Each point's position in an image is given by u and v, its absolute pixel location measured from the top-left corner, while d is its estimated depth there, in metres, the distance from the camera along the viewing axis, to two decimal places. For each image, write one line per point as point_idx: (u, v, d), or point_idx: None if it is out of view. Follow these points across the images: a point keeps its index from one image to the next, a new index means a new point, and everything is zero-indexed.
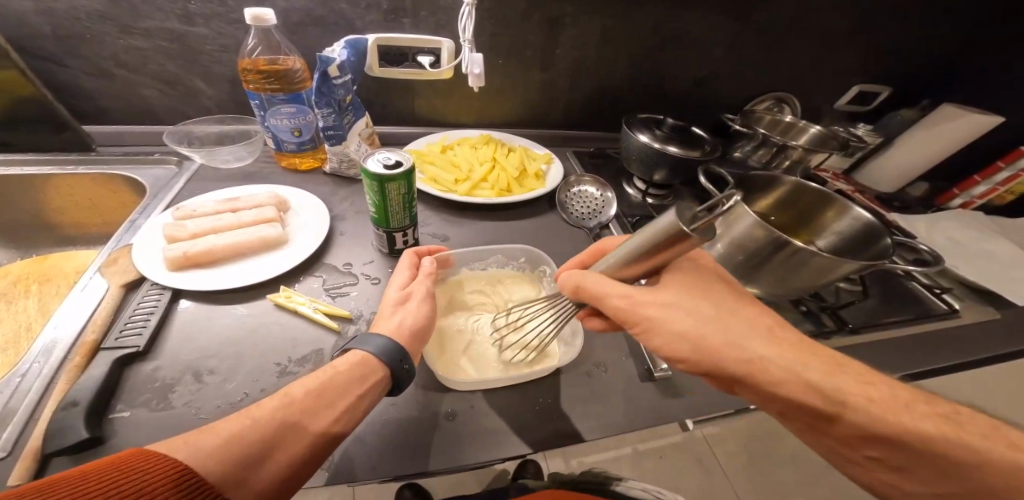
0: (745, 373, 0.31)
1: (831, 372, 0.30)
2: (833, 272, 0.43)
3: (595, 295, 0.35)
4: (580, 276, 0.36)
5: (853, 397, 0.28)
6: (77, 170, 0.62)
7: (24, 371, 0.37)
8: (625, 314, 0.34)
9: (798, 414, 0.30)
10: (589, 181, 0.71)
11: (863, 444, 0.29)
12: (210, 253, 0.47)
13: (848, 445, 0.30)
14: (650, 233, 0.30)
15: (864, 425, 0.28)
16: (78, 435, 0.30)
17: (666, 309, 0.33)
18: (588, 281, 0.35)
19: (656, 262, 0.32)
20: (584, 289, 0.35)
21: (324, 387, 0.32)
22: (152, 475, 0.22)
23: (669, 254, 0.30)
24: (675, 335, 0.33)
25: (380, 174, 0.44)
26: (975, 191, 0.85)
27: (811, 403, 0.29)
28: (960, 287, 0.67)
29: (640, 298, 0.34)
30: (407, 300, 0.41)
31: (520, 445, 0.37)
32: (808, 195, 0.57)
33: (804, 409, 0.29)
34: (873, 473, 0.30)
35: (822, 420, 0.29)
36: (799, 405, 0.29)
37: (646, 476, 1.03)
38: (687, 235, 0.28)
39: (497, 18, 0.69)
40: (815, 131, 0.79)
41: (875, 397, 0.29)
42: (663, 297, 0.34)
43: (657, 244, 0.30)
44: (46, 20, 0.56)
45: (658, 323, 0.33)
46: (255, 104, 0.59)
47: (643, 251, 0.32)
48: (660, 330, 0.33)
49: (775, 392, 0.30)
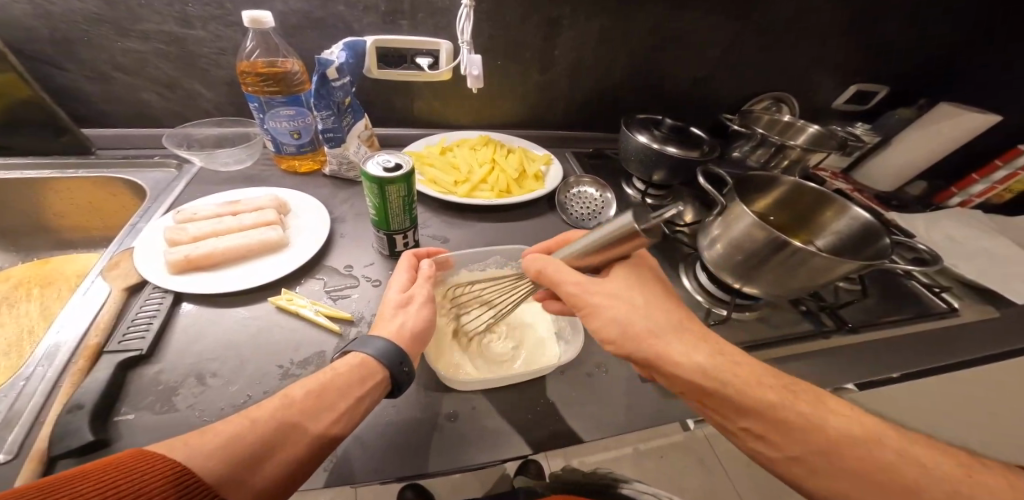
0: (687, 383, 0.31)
1: (716, 355, 0.32)
2: (832, 272, 0.44)
3: (553, 280, 0.37)
4: (543, 263, 0.38)
5: (734, 377, 0.30)
6: (77, 173, 0.62)
7: (28, 374, 0.37)
8: (573, 299, 0.36)
9: (693, 394, 0.31)
10: (589, 182, 0.72)
11: (739, 418, 0.30)
12: (212, 256, 0.47)
13: (726, 419, 0.31)
14: (610, 230, 0.34)
15: (737, 403, 0.30)
16: (84, 438, 0.31)
17: (608, 297, 0.35)
18: (549, 267, 0.37)
19: (609, 255, 0.35)
20: (545, 275, 0.38)
21: (324, 387, 0.32)
22: (152, 475, 0.22)
23: (621, 248, 0.34)
24: (608, 320, 0.34)
25: (379, 176, 0.44)
26: (973, 190, 0.85)
27: (695, 381, 0.31)
28: (959, 286, 0.67)
29: (589, 285, 0.36)
30: (408, 302, 0.42)
31: (520, 446, 0.37)
32: (807, 196, 0.57)
33: (697, 389, 0.31)
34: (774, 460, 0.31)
35: (709, 399, 0.31)
36: (688, 383, 0.31)
37: (648, 476, 1.03)
38: (637, 232, 0.32)
39: (496, 20, 0.69)
40: (813, 131, 0.79)
41: (747, 377, 0.30)
42: (608, 287, 0.36)
43: (613, 239, 0.34)
44: (44, 23, 0.56)
45: (600, 309, 0.35)
46: (255, 107, 0.59)
47: (598, 244, 0.34)
48: (598, 314, 0.35)
49: (678, 373, 0.31)
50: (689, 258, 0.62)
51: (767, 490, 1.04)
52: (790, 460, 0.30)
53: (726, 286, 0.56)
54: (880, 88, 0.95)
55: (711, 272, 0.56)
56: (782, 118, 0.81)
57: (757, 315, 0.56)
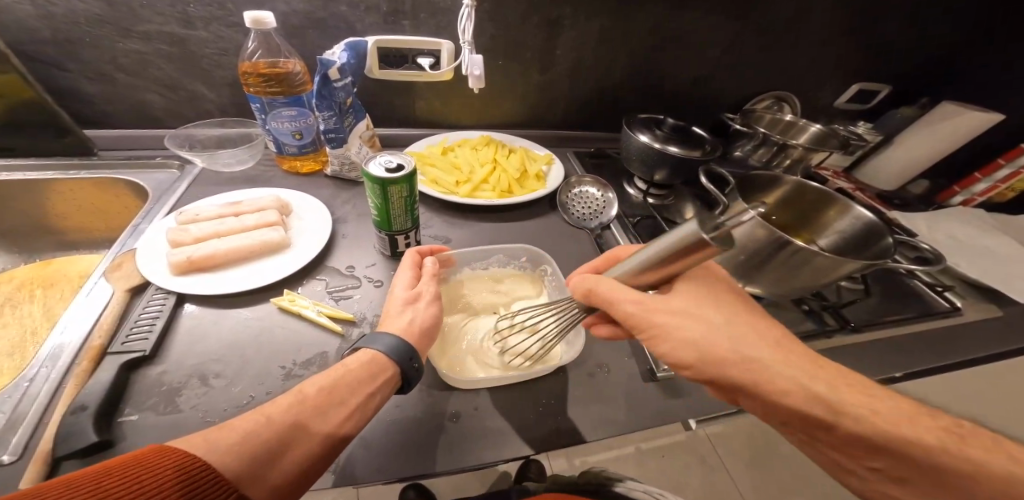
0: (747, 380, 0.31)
1: (835, 384, 0.29)
2: (836, 271, 0.43)
3: (607, 300, 0.36)
4: (593, 282, 0.37)
5: (860, 409, 0.28)
6: (79, 174, 0.62)
7: (32, 375, 0.37)
8: (634, 320, 0.35)
9: (798, 421, 0.30)
10: (591, 181, 0.72)
11: (836, 438, 0.29)
12: (214, 257, 0.47)
13: (845, 452, 0.30)
14: (663, 244, 0.31)
15: (864, 436, 0.28)
16: (89, 439, 0.31)
17: (677, 316, 0.34)
18: (601, 287, 0.36)
19: (666, 271, 0.32)
20: (597, 294, 0.37)
21: (335, 384, 0.32)
22: (172, 469, 0.22)
23: (677, 264, 0.31)
24: (683, 341, 0.33)
25: (382, 177, 0.44)
26: (975, 189, 0.85)
27: (795, 403, 0.29)
28: (962, 285, 0.67)
29: (651, 304, 0.35)
30: (416, 299, 0.41)
31: (523, 446, 0.37)
32: (809, 195, 0.57)
33: (802, 418, 0.29)
34: (875, 486, 0.30)
35: (821, 429, 0.29)
36: (794, 411, 0.29)
37: (649, 475, 1.03)
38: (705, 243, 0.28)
39: (497, 20, 0.69)
40: (815, 130, 0.79)
41: (882, 410, 0.28)
42: (673, 304, 0.35)
43: (669, 255, 0.31)
44: (46, 24, 0.56)
45: (669, 329, 0.34)
46: (257, 108, 0.59)
47: (654, 260, 0.32)
48: (668, 337, 0.34)
49: (766, 391, 0.30)
50: None
51: (769, 490, 1.04)
52: (886, 481, 0.29)
53: (728, 286, 0.56)
54: (881, 87, 0.94)
55: None
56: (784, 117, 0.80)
57: None
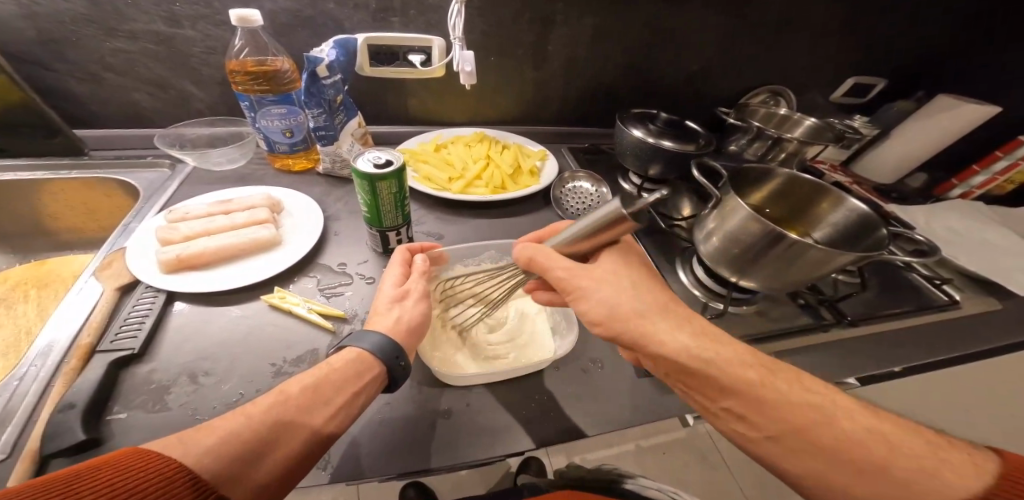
0: (637, 337, 0.32)
1: (701, 335, 0.32)
2: (829, 264, 0.43)
3: (542, 266, 0.37)
4: (532, 250, 0.38)
5: (711, 354, 0.30)
6: (71, 175, 0.62)
7: (22, 374, 0.37)
8: (562, 284, 0.36)
9: (676, 373, 0.31)
10: (584, 177, 0.73)
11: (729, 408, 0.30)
12: (202, 255, 0.47)
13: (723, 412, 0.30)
14: (597, 216, 0.33)
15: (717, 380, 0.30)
16: (76, 437, 0.31)
17: (598, 282, 0.35)
18: (538, 255, 0.38)
19: (599, 240, 0.34)
20: (535, 262, 0.38)
21: (319, 384, 0.32)
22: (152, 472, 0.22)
23: (609, 234, 0.34)
24: (597, 303, 0.34)
25: (370, 173, 0.44)
26: (973, 182, 0.84)
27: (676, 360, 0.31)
28: (961, 278, 0.67)
29: (576, 271, 0.36)
30: (405, 297, 0.41)
31: (517, 443, 0.37)
32: (803, 188, 0.56)
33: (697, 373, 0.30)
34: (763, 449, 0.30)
35: (692, 378, 0.31)
36: (671, 361, 0.31)
37: (649, 472, 1.03)
38: (625, 217, 0.31)
39: (488, 17, 0.69)
40: (809, 124, 0.78)
41: (729, 356, 0.30)
42: (597, 272, 0.35)
43: (602, 225, 0.33)
44: (32, 24, 0.56)
45: (589, 293, 0.35)
46: (246, 106, 0.59)
47: (586, 229, 0.34)
48: (589, 298, 0.35)
49: (656, 351, 0.32)
50: (685, 252, 0.62)
51: (772, 485, 1.04)
52: (756, 435, 0.29)
53: (722, 280, 0.55)
54: (875, 81, 0.93)
55: (707, 267, 0.56)
56: (778, 111, 0.80)
57: (756, 308, 0.56)
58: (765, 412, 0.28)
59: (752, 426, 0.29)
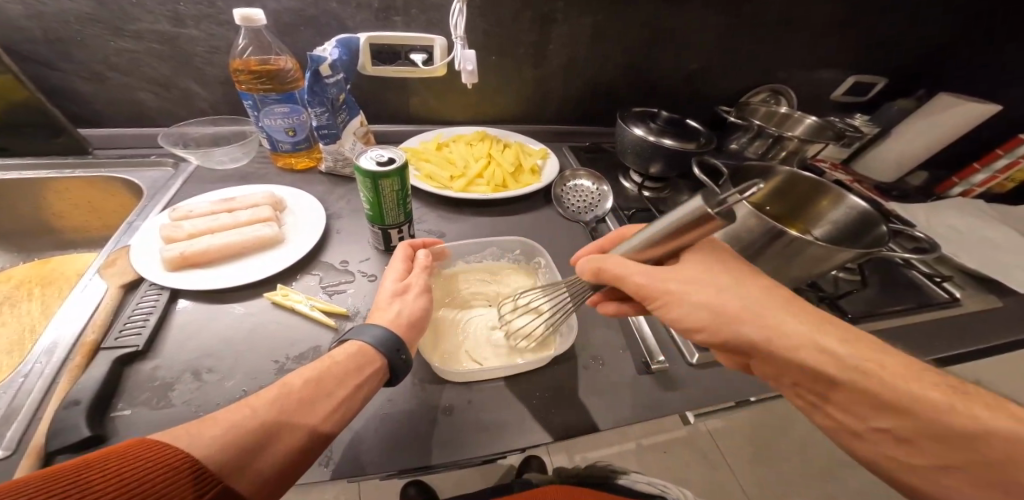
0: (761, 337, 0.30)
1: (853, 342, 0.29)
2: (831, 260, 0.43)
3: (615, 274, 0.37)
4: (600, 260, 0.38)
5: (865, 364, 0.28)
6: (74, 174, 0.62)
7: (27, 371, 0.37)
8: (643, 290, 0.36)
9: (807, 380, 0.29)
10: (584, 175, 0.73)
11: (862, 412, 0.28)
12: (207, 253, 0.47)
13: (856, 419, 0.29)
14: (674, 217, 0.32)
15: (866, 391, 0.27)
16: (81, 433, 0.31)
17: (686, 284, 0.34)
18: (608, 264, 0.37)
19: (683, 242, 0.33)
20: (605, 272, 0.37)
21: (322, 377, 0.32)
22: (160, 462, 0.23)
23: (690, 236, 0.32)
24: (693, 306, 0.33)
25: (373, 171, 0.44)
26: (974, 180, 0.84)
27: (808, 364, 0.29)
28: (962, 276, 0.67)
29: (660, 275, 0.35)
30: (405, 291, 0.41)
31: (520, 439, 0.38)
32: (802, 185, 0.56)
33: (818, 377, 0.29)
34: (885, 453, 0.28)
35: (811, 382, 0.29)
36: (798, 366, 0.29)
37: (651, 471, 1.03)
38: (712, 217, 0.29)
39: (490, 16, 0.69)
40: (810, 122, 0.78)
41: (895, 369, 0.27)
42: (685, 273, 0.35)
43: (681, 227, 0.31)
44: (37, 24, 0.56)
45: (680, 296, 0.34)
46: (249, 105, 0.59)
47: (664, 234, 0.33)
48: (680, 303, 0.34)
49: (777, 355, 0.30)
50: None
51: (772, 483, 1.04)
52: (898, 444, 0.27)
53: None
54: (875, 80, 0.93)
55: None
56: (778, 110, 0.81)
57: None
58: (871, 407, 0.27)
59: (890, 432, 0.27)
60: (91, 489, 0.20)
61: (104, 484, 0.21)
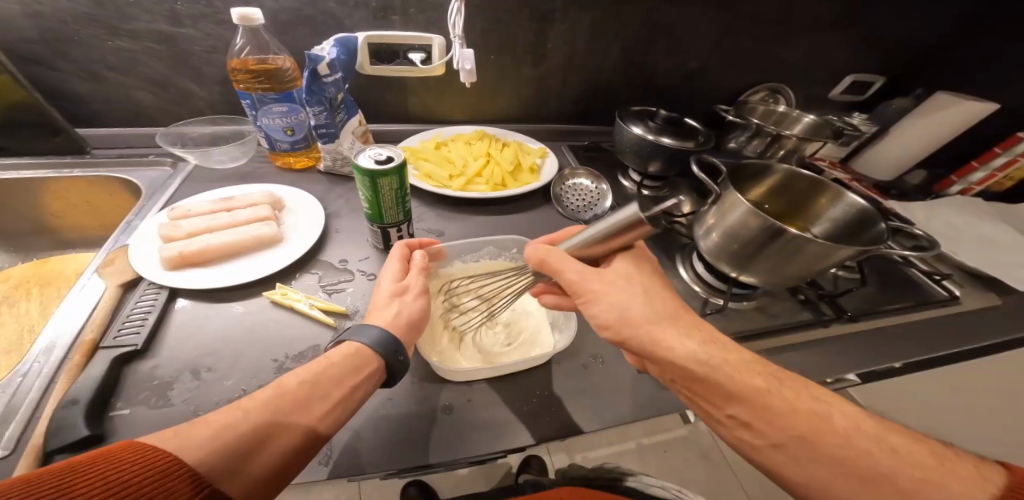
0: (649, 346, 0.32)
1: (709, 343, 0.32)
2: (829, 258, 0.43)
3: (554, 268, 0.37)
4: (545, 252, 0.38)
5: (723, 362, 0.31)
6: (73, 174, 0.62)
7: (25, 370, 0.37)
8: (574, 287, 0.36)
9: (702, 389, 0.31)
10: (584, 174, 0.72)
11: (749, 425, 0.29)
12: (206, 252, 0.47)
13: (741, 426, 0.30)
14: (617, 217, 0.34)
15: (732, 386, 0.30)
16: (80, 433, 0.31)
17: (610, 285, 0.35)
18: (551, 257, 0.37)
19: (616, 243, 0.35)
20: (546, 264, 0.37)
21: (317, 378, 0.32)
22: (150, 462, 0.23)
23: (626, 235, 0.34)
24: (611, 305, 0.34)
25: (371, 170, 0.44)
26: (973, 178, 0.85)
27: (688, 368, 0.31)
28: (960, 273, 0.67)
29: (590, 275, 0.36)
30: (404, 292, 0.41)
31: (519, 437, 0.38)
32: (801, 183, 0.56)
33: (705, 384, 0.30)
34: (771, 462, 0.29)
35: (698, 385, 0.31)
36: (682, 368, 0.31)
37: (651, 470, 1.03)
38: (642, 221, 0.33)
39: (488, 15, 0.69)
40: (809, 120, 0.78)
41: (732, 362, 0.31)
42: (609, 276, 0.36)
43: (621, 226, 0.34)
44: (34, 23, 0.56)
45: (600, 296, 0.35)
46: (247, 104, 0.59)
47: (605, 231, 0.35)
48: (600, 301, 0.35)
49: (668, 359, 0.31)
50: (684, 248, 0.62)
51: (773, 482, 1.04)
52: (776, 451, 0.29)
53: (721, 275, 0.56)
54: (872, 80, 0.94)
55: (707, 262, 0.56)
56: (777, 109, 0.82)
57: (757, 304, 0.56)
58: (769, 419, 0.29)
59: (771, 439, 0.29)
60: (80, 490, 0.20)
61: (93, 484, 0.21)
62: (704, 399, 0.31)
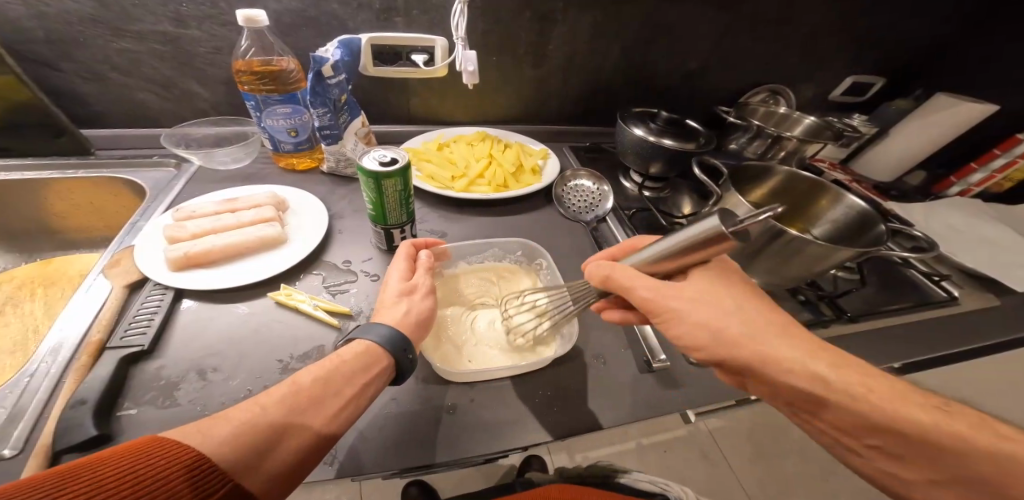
0: (756, 361, 0.31)
1: (840, 365, 0.30)
2: (830, 259, 0.43)
3: (622, 285, 0.36)
4: (609, 268, 0.37)
5: (835, 377, 0.30)
6: (76, 174, 0.62)
7: (32, 371, 0.37)
8: (647, 303, 0.35)
9: (801, 401, 0.31)
10: (585, 175, 0.73)
11: (866, 437, 0.29)
12: (211, 253, 0.47)
13: (849, 436, 0.30)
14: (685, 236, 0.31)
15: (855, 411, 0.29)
16: (88, 432, 0.31)
17: (688, 302, 0.34)
18: (617, 273, 0.36)
19: (687, 261, 0.32)
20: (613, 280, 0.37)
21: (330, 376, 0.32)
22: (167, 461, 0.23)
23: (698, 256, 0.31)
24: (695, 324, 0.34)
25: (376, 171, 0.44)
26: (972, 179, 0.85)
27: (811, 390, 0.30)
28: (958, 274, 0.67)
29: (663, 290, 0.35)
30: (412, 292, 0.42)
31: (521, 438, 0.38)
32: (802, 186, 0.57)
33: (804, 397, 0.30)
34: (877, 464, 0.30)
35: (820, 407, 0.30)
36: (801, 391, 0.30)
37: (651, 470, 1.03)
38: (725, 236, 0.28)
39: (490, 16, 0.69)
40: (809, 122, 0.79)
41: (862, 385, 0.29)
42: (688, 290, 0.35)
43: (691, 247, 0.31)
44: (38, 24, 0.56)
45: (679, 312, 0.34)
46: (251, 106, 0.59)
47: (675, 249, 0.32)
48: (682, 320, 0.34)
49: (778, 378, 0.31)
50: None
51: (774, 482, 1.05)
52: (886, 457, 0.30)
53: None
54: (873, 81, 0.94)
55: None
56: (777, 110, 0.82)
57: None
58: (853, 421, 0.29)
59: (880, 448, 0.29)
60: (98, 489, 0.21)
61: (113, 483, 0.21)
62: (810, 411, 0.31)
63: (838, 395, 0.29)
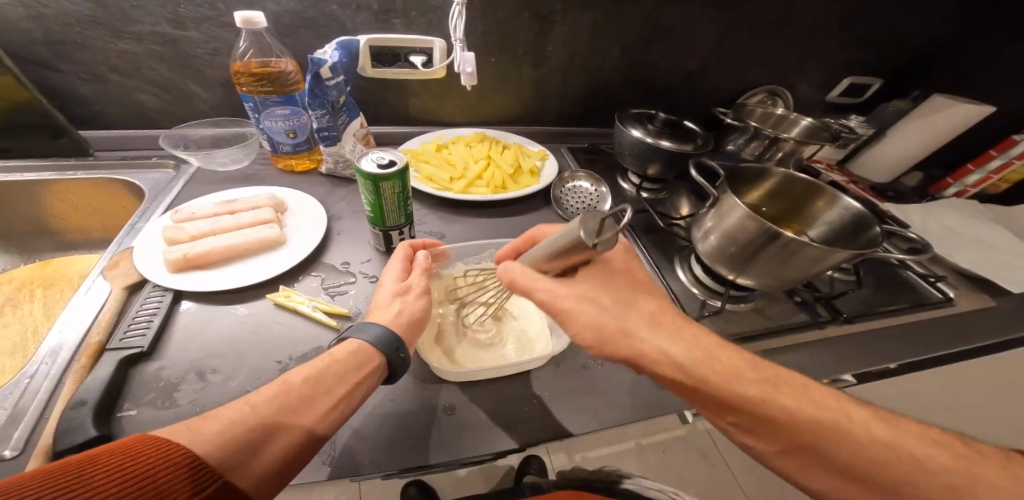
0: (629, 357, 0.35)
1: (692, 350, 0.34)
2: (825, 261, 0.44)
3: (524, 288, 0.38)
4: (512, 271, 0.38)
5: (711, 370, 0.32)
6: (75, 175, 0.63)
7: (32, 372, 0.38)
8: (547, 306, 0.37)
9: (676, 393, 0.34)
10: (584, 176, 0.73)
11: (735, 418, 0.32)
12: (210, 254, 0.48)
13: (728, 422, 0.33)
14: (564, 237, 0.33)
15: (711, 395, 0.32)
16: (88, 433, 0.31)
17: (579, 301, 0.36)
18: (519, 277, 0.38)
19: (573, 259, 0.35)
20: (517, 283, 0.38)
21: (320, 376, 0.33)
22: (158, 457, 0.23)
23: (579, 254, 0.34)
24: (583, 324, 0.35)
25: (374, 174, 0.45)
26: (968, 181, 0.85)
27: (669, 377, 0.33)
28: (954, 275, 0.68)
29: (557, 292, 0.36)
30: (406, 292, 0.42)
31: (516, 439, 0.38)
32: (799, 188, 0.57)
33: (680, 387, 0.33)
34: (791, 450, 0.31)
35: (690, 394, 0.33)
36: (666, 380, 0.33)
37: (650, 470, 1.04)
38: (592, 244, 0.31)
39: (488, 17, 0.69)
40: (806, 123, 0.79)
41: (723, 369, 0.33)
42: (575, 291, 0.37)
43: (569, 247, 0.33)
44: (37, 25, 0.57)
45: (573, 313, 0.36)
46: (250, 107, 0.60)
47: (560, 250, 0.34)
48: (574, 320, 0.36)
49: (650, 369, 0.34)
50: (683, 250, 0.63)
51: (771, 481, 1.05)
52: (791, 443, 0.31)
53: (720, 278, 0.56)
54: (870, 81, 0.95)
55: (705, 264, 0.57)
56: (774, 110, 0.82)
57: (753, 306, 0.57)
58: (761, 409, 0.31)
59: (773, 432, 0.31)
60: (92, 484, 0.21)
61: (105, 479, 0.22)
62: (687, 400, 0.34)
63: (697, 381, 0.32)
